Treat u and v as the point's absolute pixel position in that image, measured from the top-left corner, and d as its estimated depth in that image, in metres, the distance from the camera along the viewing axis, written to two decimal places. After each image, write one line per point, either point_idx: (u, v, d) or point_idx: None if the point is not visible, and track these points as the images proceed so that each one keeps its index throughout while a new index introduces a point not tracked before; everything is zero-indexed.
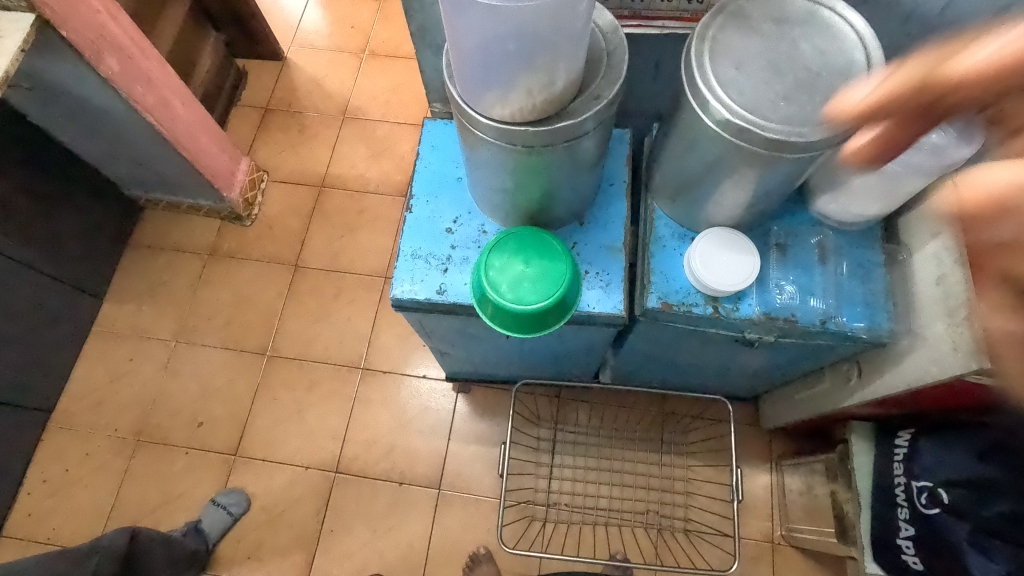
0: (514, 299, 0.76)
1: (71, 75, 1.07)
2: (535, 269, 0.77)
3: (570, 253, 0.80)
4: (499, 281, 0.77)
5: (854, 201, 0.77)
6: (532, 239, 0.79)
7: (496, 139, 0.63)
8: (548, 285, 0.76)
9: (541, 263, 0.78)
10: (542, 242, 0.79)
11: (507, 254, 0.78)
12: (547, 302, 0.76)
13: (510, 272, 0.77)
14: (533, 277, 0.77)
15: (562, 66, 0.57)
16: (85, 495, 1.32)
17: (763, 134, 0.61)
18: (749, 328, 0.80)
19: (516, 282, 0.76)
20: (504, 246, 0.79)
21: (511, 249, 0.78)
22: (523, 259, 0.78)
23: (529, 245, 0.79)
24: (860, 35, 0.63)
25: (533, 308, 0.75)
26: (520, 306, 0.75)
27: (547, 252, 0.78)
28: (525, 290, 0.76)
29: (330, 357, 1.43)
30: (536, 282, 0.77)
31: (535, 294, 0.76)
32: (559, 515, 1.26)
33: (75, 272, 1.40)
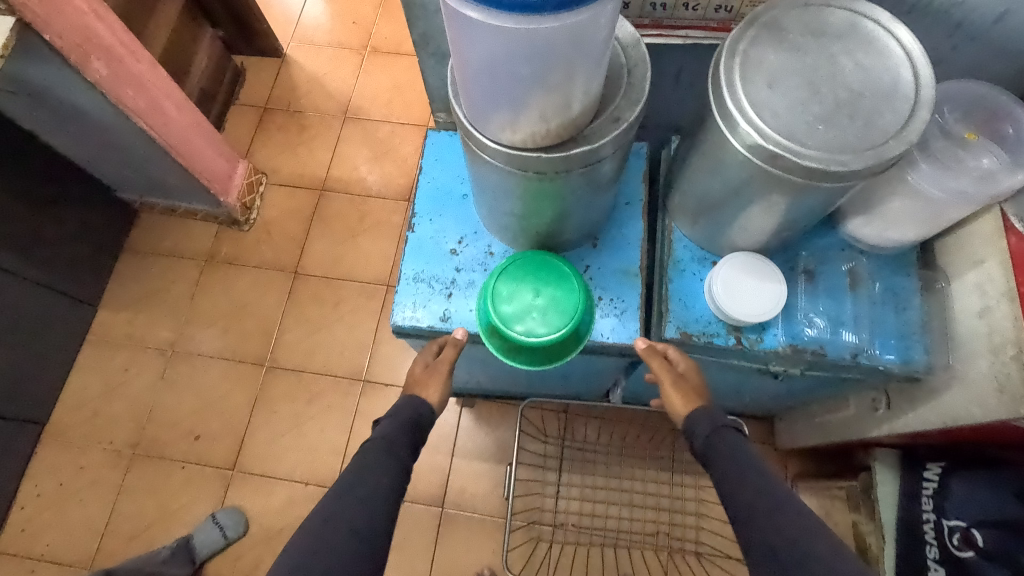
0: (522, 332, 0.71)
1: (56, 79, 1.01)
2: (545, 299, 0.73)
3: (584, 279, 0.74)
4: (506, 313, 0.72)
5: (890, 224, 0.72)
6: (542, 266, 0.74)
7: (506, 164, 0.58)
8: (559, 317, 0.71)
9: (554, 293, 0.73)
10: (552, 268, 0.74)
11: (515, 282, 0.73)
12: (557, 335, 0.71)
13: (519, 302, 0.72)
14: (543, 307, 0.72)
15: (579, 88, 0.51)
16: (80, 511, 1.29)
17: (799, 161, 0.55)
18: (773, 361, 0.75)
19: (525, 313, 0.72)
20: (512, 273, 0.74)
21: (519, 276, 0.74)
22: (533, 288, 0.73)
23: (540, 271, 0.74)
24: (907, 51, 0.57)
25: (543, 341, 0.70)
26: (528, 338, 0.71)
27: (559, 281, 0.73)
28: (535, 322, 0.71)
29: (330, 369, 1.39)
30: (545, 313, 0.72)
31: (545, 325, 0.71)
32: (566, 537, 1.21)
33: (67, 279, 1.35)
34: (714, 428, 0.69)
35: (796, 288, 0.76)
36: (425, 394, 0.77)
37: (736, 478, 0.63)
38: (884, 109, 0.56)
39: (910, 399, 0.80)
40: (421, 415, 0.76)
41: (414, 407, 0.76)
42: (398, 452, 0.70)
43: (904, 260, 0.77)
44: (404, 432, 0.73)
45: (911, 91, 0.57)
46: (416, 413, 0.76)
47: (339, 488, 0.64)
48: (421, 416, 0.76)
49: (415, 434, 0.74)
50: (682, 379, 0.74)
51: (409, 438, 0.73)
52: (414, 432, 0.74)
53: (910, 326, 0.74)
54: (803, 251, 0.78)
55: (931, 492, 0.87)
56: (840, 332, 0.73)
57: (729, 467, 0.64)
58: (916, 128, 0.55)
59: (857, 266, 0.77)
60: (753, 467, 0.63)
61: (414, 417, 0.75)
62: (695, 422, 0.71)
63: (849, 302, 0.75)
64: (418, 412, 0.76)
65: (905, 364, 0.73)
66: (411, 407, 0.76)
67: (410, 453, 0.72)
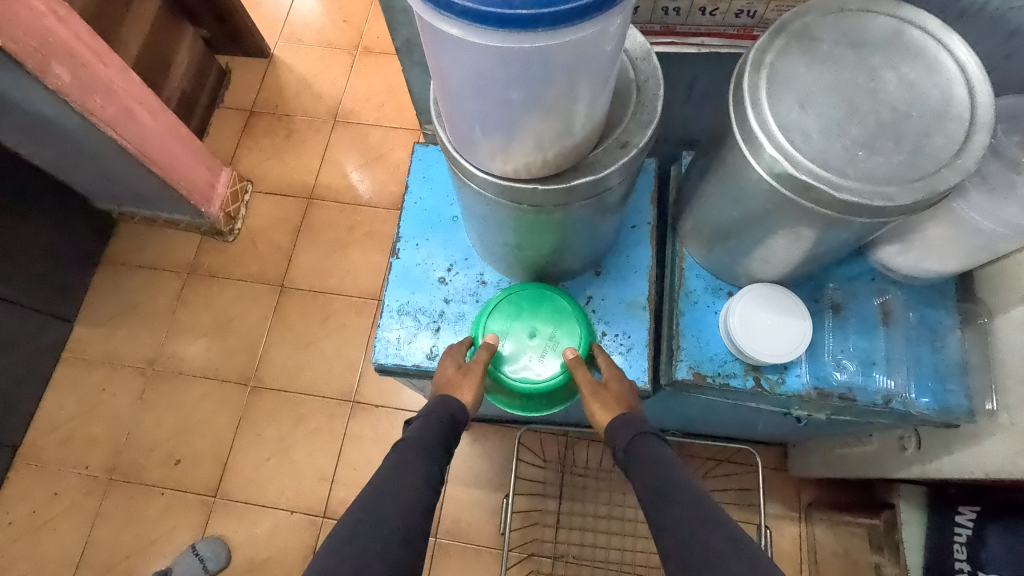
0: (519, 376, 0.66)
1: (15, 86, 0.94)
2: (544, 338, 0.67)
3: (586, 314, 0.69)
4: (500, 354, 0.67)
5: (929, 254, 0.64)
6: (538, 299, 0.68)
7: (497, 196, 0.51)
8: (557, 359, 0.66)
9: (555, 330, 0.67)
10: (550, 303, 0.68)
11: (509, 320, 0.68)
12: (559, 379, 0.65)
13: (513, 341, 0.67)
14: (541, 347, 0.67)
15: (582, 111, 0.44)
16: (53, 540, 1.22)
17: (835, 194, 0.47)
18: (796, 404, 0.68)
19: (521, 355, 0.67)
20: (505, 309, 0.68)
21: (514, 312, 0.68)
22: (529, 326, 0.68)
23: (537, 306, 0.68)
24: (961, 65, 0.50)
25: (543, 386, 0.65)
26: (527, 384, 0.65)
27: (559, 317, 0.68)
28: (533, 365, 0.66)
29: (317, 390, 1.32)
30: (543, 353, 0.67)
31: (545, 367, 0.66)
32: (566, 569, 1.15)
33: (40, 294, 1.28)
34: (633, 437, 0.61)
35: (822, 323, 0.69)
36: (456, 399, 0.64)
37: (658, 493, 0.56)
38: (934, 133, 0.48)
39: (944, 442, 0.73)
40: (456, 418, 0.64)
41: (445, 409, 0.64)
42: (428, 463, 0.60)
43: (941, 292, 0.70)
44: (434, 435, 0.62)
45: (965, 111, 0.49)
46: (451, 417, 0.64)
47: (358, 508, 0.54)
48: (455, 420, 0.64)
49: (446, 440, 0.63)
50: (603, 390, 0.64)
51: (443, 443, 0.62)
52: (448, 437, 0.63)
53: (949, 366, 0.67)
54: (830, 282, 0.70)
55: (964, 539, 0.79)
56: (872, 374, 0.66)
57: (651, 480, 0.57)
58: (972, 155, 0.48)
59: (890, 299, 0.69)
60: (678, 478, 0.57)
61: (447, 420, 0.64)
62: (614, 432, 0.63)
63: (881, 339, 0.68)
64: (452, 415, 0.64)
65: (942, 410, 0.65)
66: (444, 409, 0.63)
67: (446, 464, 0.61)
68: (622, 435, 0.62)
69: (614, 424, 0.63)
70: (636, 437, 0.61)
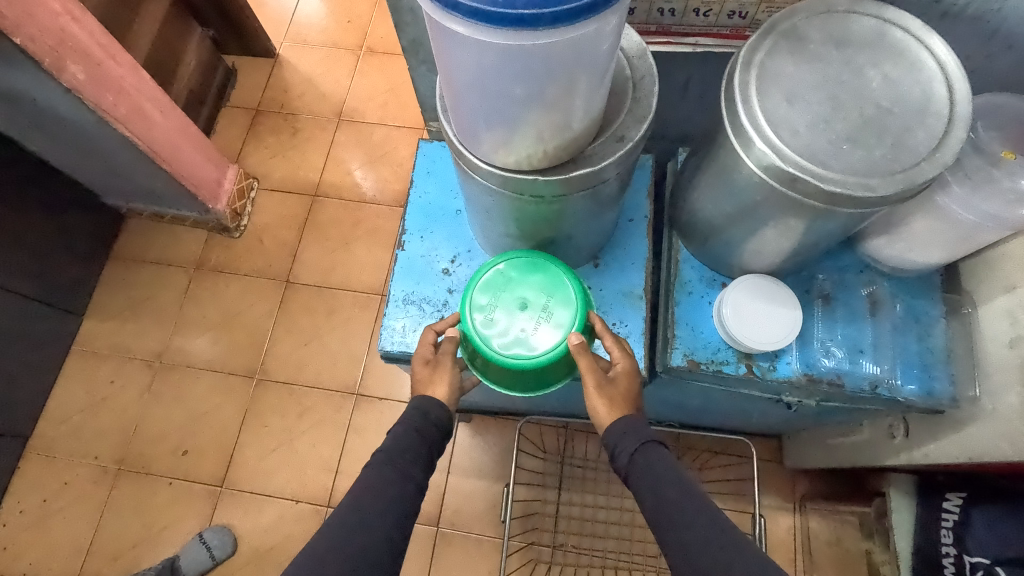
0: (510, 350, 0.64)
1: (31, 84, 0.96)
2: (537, 309, 0.66)
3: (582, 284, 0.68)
4: (489, 327, 0.65)
5: (914, 246, 0.67)
6: (531, 269, 0.68)
7: (500, 187, 0.53)
8: (552, 332, 0.65)
9: (549, 300, 0.67)
10: (545, 275, 0.67)
11: (500, 290, 0.67)
12: (555, 352, 0.65)
13: (505, 312, 0.66)
14: (533, 319, 0.66)
15: (580, 105, 0.47)
16: (63, 528, 1.25)
17: (821, 185, 0.50)
18: (787, 391, 0.71)
19: (512, 327, 0.65)
20: (495, 279, 0.68)
21: (504, 283, 0.67)
22: (522, 295, 0.67)
23: (530, 275, 0.68)
24: (940, 64, 0.52)
25: (535, 360, 0.64)
26: (521, 358, 0.64)
27: (553, 286, 0.67)
28: (527, 337, 0.65)
29: (322, 382, 1.34)
30: (537, 326, 0.66)
31: (540, 338, 0.65)
32: (566, 558, 1.17)
33: (51, 288, 1.31)
34: (642, 443, 0.61)
35: (812, 313, 0.72)
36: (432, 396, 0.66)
37: (666, 497, 0.57)
38: (914, 128, 0.51)
39: (931, 429, 0.75)
40: (432, 419, 0.66)
41: (424, 411, 0.66)
42: (404, 466, 0.62)
43: (927, 283, 0.72)
44: (416, 435, 0.64)
45: (945, 107, 0.52)
46: (418, 421, 0.65)
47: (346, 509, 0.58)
48: (427, 420, 0.65)
49: (428, 439, 0.65)
50: (609, 384, 0.64)
51: (429, 441, 0.65)
52: (431, 436, 0.66)
53: (934, 355, 0.69)
54: (820, 274, 0.73)
55: (950, 524, 0.82)
56: (860, 361, 0.69)
57: (660, 487, 0.58)
58: (951, 149, 0.50)
59: (877, 290, 0.72)
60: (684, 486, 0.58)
61: (416, 426, 0.65)
62: (620, 434, 0.62)
63: (869, 328, 0.70)
64: (427, 415, 0.66)
65: (928, 396, 0.68)
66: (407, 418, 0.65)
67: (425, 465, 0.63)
68: (629, 441, 0.61)
69: (619, 425, 0.63)
70: (643, 443, 0.61)
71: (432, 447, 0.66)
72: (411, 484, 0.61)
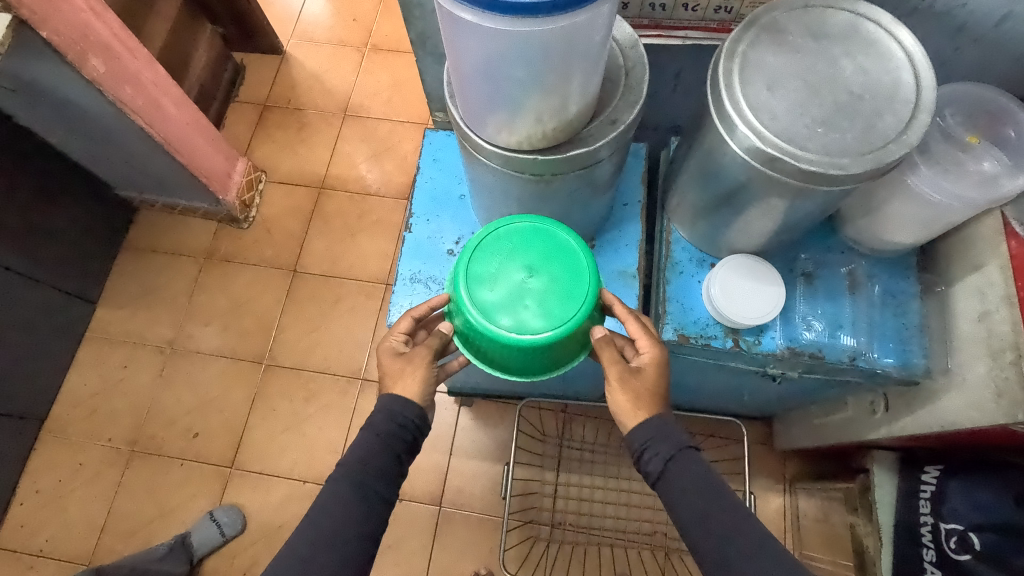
0: (512, 328, 0.61)
1: (54, 77, 1.01)
2: (541, 282, 0.63)
3: (587, 251, 0.64)
4: (488, 303, 0.62)
5: (889, 227, 0.71)
6: (532, 238, 0.65)
7: (503, 166, 0.58)
8: (558, 306, 0.61)
9: (554, 269, 0.63)
10: (546, 243, 0.64)
11: (499, 263, 0.63)
12: (567, 325, 0.61)
13: (505, 286, 0.62)
14: (538, 293, 0.62)
15: (576, 89, 0.51)
16: (78, 507, 1.29)
17: (797, 164, 0.54)
18: (771, 363, 0.75)
19: (513, 300, 0.62)
20: (492, 251, 0.64)
21: (502, 254, 0.64)
22: (523, 266, 0.63)
23: (531, 245, 0.64)
24: (909, 54, 0.57)
25: (540, 338, 0.60)
26: (524, 336, 0.60)
27: (556, 257, 0.64)
28: (535, 312, 0.61)
29: (329, 367, 1.39)
30: (541, 300, 0.62)
31: (545, 312, 0.61)
32: (564, 536, 1.22)
33: (67, 276, 1.35)
34: (674, 454, 0.61)
35: (795, 290, 0.76)
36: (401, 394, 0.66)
37: (702, 510, 0.58)
38: (884, 112, 0.56)
39: (908, 402, 0.79)
40: (399, 425, 0.65)
41: (395, 413, 0.65)
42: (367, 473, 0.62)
43: (903, 263, 0.77)
44: (391, 438, 0.64)
45: (912, 93, 0.56)
46: (386, 425, 0.65)
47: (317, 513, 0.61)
48: (394, 428, 0.65)
49: (403, 441, 0.65)
50: (633, 378, 0.63)
51: (398, 448, 0.65)
52: (406, 438, 0.65)
53: (910, 330, 0.74)
54: (803, 254, 0.78)
55: (928, 495, 0.87)
56: (839, 335, 0.73)
57: (696, 501, 0.59)
58: (916, 131, 0.55)
59: (856, 268, 0.77)
60: (717, 495, 0.59)
61: (383, 430, 0.64)
62: (653, 445, 0.61)
63: (848, 305, 0.75)
64: (393, 423, 0.65)
65: (903, 368, 0.73)
66: (378, 421, 0.65)
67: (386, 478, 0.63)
68: (664, 449, 0.61)
69: (649, 425, 0.62)
70: (678, 452, 0.61)
71: (407, 448, 0.66)
72: (374, 492, 0.62)
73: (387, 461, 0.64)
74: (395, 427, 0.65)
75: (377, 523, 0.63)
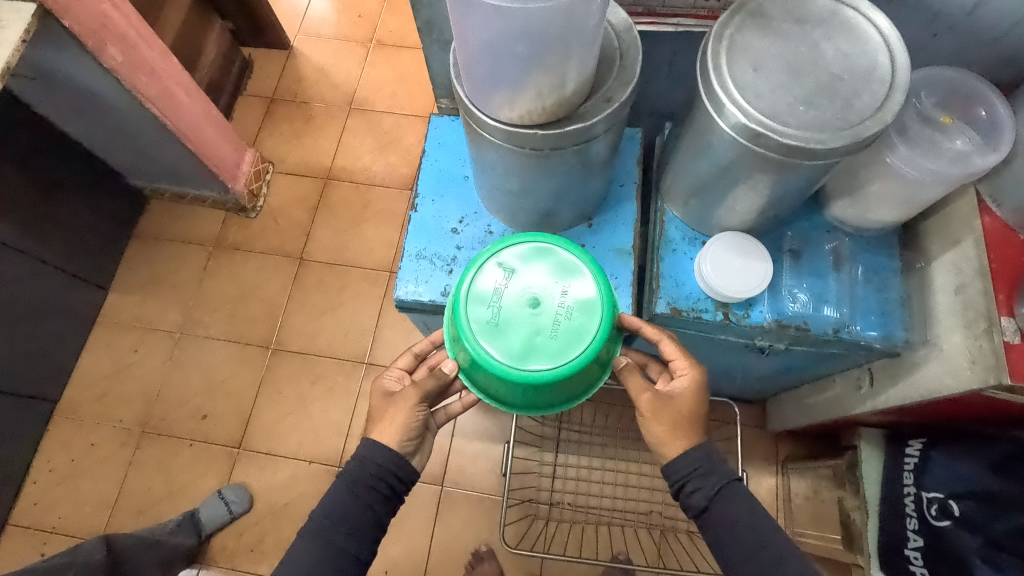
0: (531, 363, 0.63)
1: (73, 65, 1.05)
2: (552, 308, 0.65)
3: (591, 270, 0.67)
4: (503, 341, 0.64)
5: (871, 207, 0.75)
6: (536, 264, 0.68)
7: (505, 141, 0.61)
8: (573, 333, 0.64)
9: (564, 294, 0.66)
10: (550, 268, 0.68)
11: (504, 290, 0.66)
12: (580, 355, 0.64)
13: (518, 320, 0.65)
14: (551, 322, 0.65)
15: (573, 67, 0.55)
16: (91, 485, 1.33)
17: (780, 139, 0.58)
18: (759, 335, 0.79)
19: (527, 334, 0.64)
20: (497, 277, 0.67)
21: (507, 281, 0.67)
22: (530, 294, 0.66)
23: (536, 270, 0.68)
24: (885, 37, 0.61)
25: (561, 370, 0.63)
26: (544, 370, 0.63)
27: (563, 282, 0.67)
28: (546, 342, 0.64)
29: (334, 352, 1.43)
30: (557, 331, 0.64)
31: (562, 343, 0.64)
32: (562, 515, 1.25)
33: (79, 261, 1.39)
34: (722, 486, 0.66)
35: (782, 266, 0.80)
36: (383, 436, 0.76)
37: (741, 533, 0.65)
38: (862, 92, 0.59)
39: (891, 375, 0.83)
40: (367, 474, 0.73)
41: (367, 461, 0.74)
42: (341, 512, 0.71)
43: (885, 241, 0.81)
44: (360, 485, 0.73)
45: (888, 74, 0.60)
46: (356, 476, 0.73)
47: (298, 549, 0.70)
48: (363, 478, 0.73)
49: (374, 487, 0.73)
50: (665, 410, 0.69)
51: (370, 496, 0.73)
52: (377, 484, 0.74)
53: (891, 304, 0.78)
54: (789, 231, 0.82)
55: (912, 467, 0.90)
56: (823, 307, 0.77)
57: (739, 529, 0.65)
58: (891, 109, 0.58)
59: (840, 245, 0.80)
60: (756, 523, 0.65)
61: (352, 482, 0.73)
62: (702, 476, 0.67)
63: (832, 280, 0.79)
64: (361, 472, 0.73)
65: (885, 339, 0.76)
66: (348, 474, 0.73)
67: (357, 521, 0.71)
68: (710, 484, 0.67)
69: (692, 458, 0.67)
70: (724, 485, 0.66)
71: (379, 495, 0.74)
72: (349, 526, 0.71)
73: (358, 506, 0.72)
74: (367, 473, 0.73)
75: (353, 558, 0.71)
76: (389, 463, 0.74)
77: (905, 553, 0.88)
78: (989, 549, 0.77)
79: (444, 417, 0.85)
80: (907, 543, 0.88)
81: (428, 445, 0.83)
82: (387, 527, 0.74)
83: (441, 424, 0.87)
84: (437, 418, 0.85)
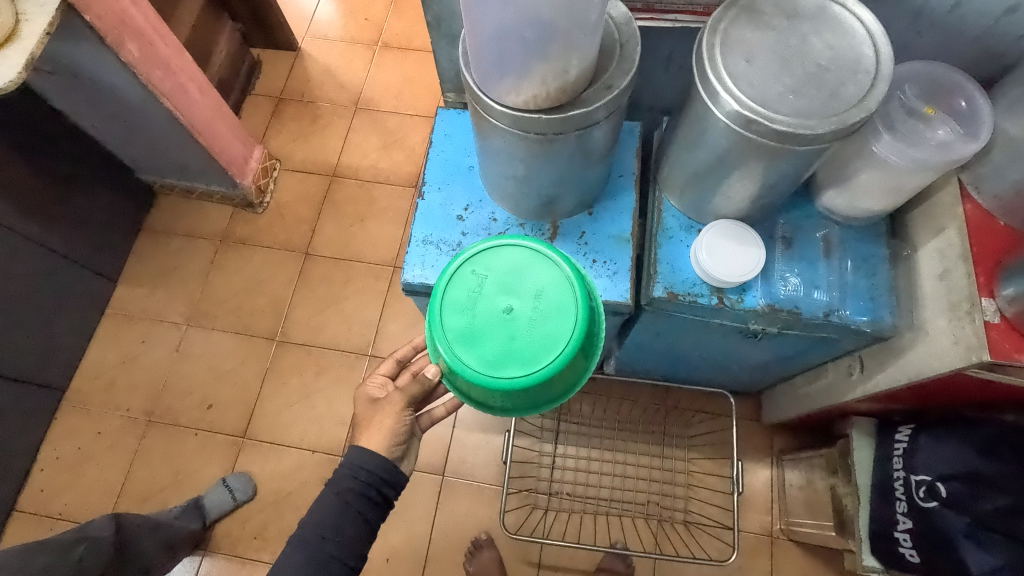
0: (506, 370, 0.67)
1: (93, 59, 1.08)
2: (525, 316, 0.68)
3: (563, 275, 0.70)
4: (477, 349, 0.68)
5: (860, 197, 0.79)
6: (510, 270, 0.71)
7: (511, 127, 0.64)
8: (544, 339, 0.67)
9: (538, 301, 0.69)
10: (524, 275, 0.71)
11: (478, 297, 0.70)
12: (555, 359, 0.67)
13: (492, 328, 0.68)
14: (524, 329, 0.68)
15: (576, 55, 0.59)
16: (96, 473, 1.35)
17: (770, 125, 0.62)
18: (752, 320, 0.82)
19: (499, 342, 0.68)
20: (472, 285, 0.70)
21: (481, 290, 0.70)
22: (505, 300, 0.69)
23: (510, 278, 0.71)
24: (870, 31, 0.65)
25: (533, 377, 0.66)
26: (517, 376, 0.66)
27: (537, 287, 0.70)
28: (520, 349, 0.67)
29: (338, 345, 1.45)
30: (529, 337, 0.67)
31: (535, 349, 0.67)
32: (560, 504, 1.27)
33: (89, 253, 1.42)
34: None
35: (774, 253, 0.83)
36: (371, 443, 0.79)
37: None
38: (848, 82, 0.63)
39: (880, 360, 0.85)
40: (355, 482, 0.76)
41: (357, 468, 0.77)
42: (332, 516, 0.74)
43: (873, 230, 0.84)
44: (350, 493, 0.75)
45: (872, 65, 0.63)
46: (344, 484, 0.76)
47: (289, 553, 0.73)
48: (350, 486, 0.76)
49: (363, 494, 0.76)
50: None
51: (358, 503, 0.76)
52: (366, 492, 0.76)
53: (879, 289, 0.81)
54: (782, 219, 0.85)
55: (900, 452, 0.93)
56: (813, 292, 0.80)
57: None
58: (876, 98, 0.62)
59: (831, 234, 0.84)
60: None
61: (340, 490, 0.75)
62: None
63: (822, 266, 0.82)
64: (350, 480, 0.76)
65: (874, 323, 0.79)
66: (337, 481, 0.76)
67: (346, 525, 0.74)
68: None
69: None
70: None
71: (367, 502, 0.76)
72: (340, 529, 0.74)
73: (347, 512, 0.75)
74: (355, 480, 0.76)
75: (343, 561, 0.74)
76: (380, 465, 0.77)
77: (895, 536, 0.91)
78: (975, 527, 0.80)
79: (428, 421, 0.89)
80: (897, 525, 0.91)
81: (414, 449, 0.87)
82: (376, 531, 0.77)
83: (425, 429, 0.90)
84: (421, 422, 0.89)
